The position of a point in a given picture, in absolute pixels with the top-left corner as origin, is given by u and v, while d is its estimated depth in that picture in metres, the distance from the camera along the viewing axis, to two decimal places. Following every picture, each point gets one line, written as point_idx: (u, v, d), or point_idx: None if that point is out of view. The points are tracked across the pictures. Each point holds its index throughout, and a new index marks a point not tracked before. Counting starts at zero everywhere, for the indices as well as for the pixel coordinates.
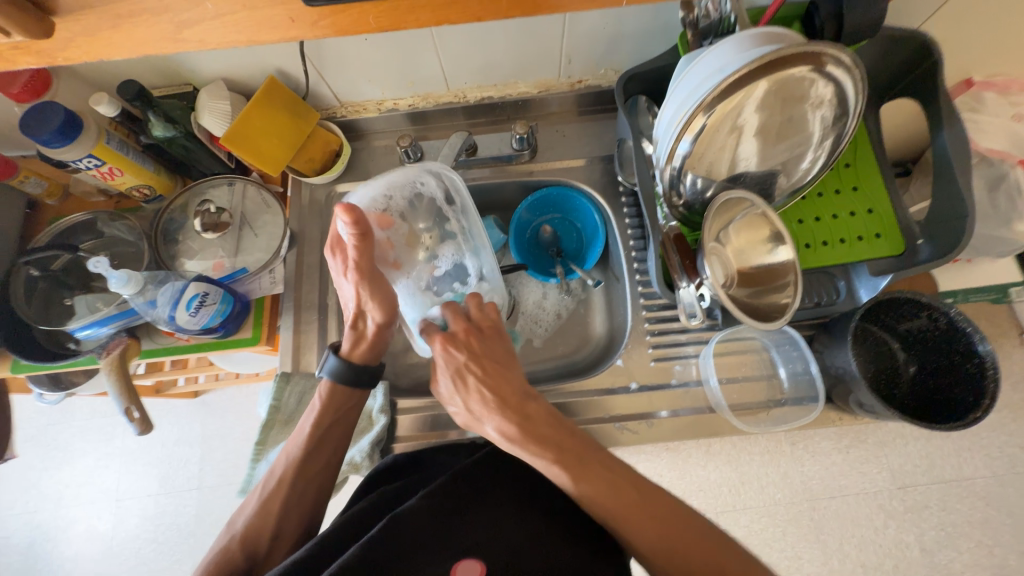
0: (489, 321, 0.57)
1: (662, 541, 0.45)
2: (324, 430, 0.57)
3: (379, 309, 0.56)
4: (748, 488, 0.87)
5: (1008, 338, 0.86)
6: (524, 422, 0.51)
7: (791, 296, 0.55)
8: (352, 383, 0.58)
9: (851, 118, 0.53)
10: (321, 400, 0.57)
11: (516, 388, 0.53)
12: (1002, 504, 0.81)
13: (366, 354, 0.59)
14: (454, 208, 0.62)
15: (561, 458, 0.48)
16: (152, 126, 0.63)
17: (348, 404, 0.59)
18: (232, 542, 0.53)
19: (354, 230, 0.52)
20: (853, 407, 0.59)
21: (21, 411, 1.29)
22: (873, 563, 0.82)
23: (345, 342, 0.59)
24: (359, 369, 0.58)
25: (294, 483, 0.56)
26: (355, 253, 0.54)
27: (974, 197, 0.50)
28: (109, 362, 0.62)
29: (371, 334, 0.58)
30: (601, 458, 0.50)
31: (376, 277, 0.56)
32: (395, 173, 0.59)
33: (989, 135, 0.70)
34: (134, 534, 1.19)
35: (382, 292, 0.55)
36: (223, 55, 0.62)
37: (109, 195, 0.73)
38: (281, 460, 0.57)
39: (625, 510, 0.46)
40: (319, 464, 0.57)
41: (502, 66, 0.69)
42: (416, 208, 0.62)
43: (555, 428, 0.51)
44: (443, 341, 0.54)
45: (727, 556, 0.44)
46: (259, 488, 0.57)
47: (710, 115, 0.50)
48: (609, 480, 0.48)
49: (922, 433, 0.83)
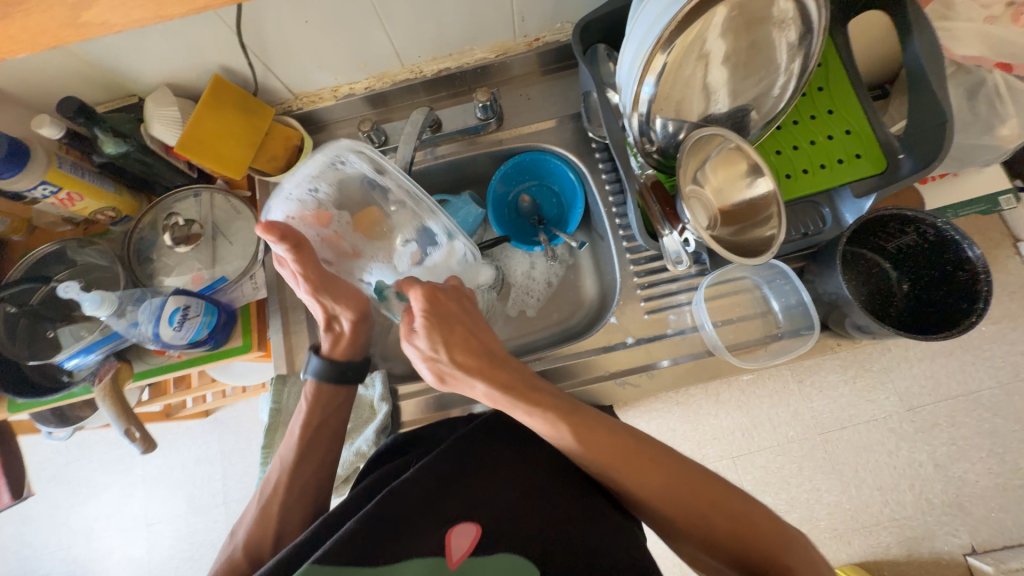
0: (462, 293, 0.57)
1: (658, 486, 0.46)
2: (313, 431, 0.58)
3: (346, 306, 0.58)
4: (761, 430, 0.87)
5: (1002, 249, 0.85)
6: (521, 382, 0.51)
7: (776, 227, 0.54)
8: (340, 379, 0.60)
9: (817, 35, 0.51)
10: (308, 401, 0.59)
11: (495, 350, 0.53)
12: (1009, 412, 0.81)
13: (348, 349, 0.61)
14: (390, 177, 0.56)
15: (569, 417, 0.48)
16: (103, 143, 0.61)
17: (334, 402, 0.60)
18: (237, 550, 0.54)
19: (285, 241, 0.51)
20: (850, 331, 0.58)
21: (39, 452, 1.30)
22: (888, 485, 0.84)
23: (326, 342, 0.61)
24: (344, 364, 0.60)
25: (291, 487, 0.56)
26: (298, 265, 0.53)
27: (950, 100, 0.49)
28: (103, 388, 0.61)
29: (349, 332, 0.60)
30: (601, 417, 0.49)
31: (327, 278, 0.56)
32: (309, 164, 0.54)
33: (963, 43, 0.64)
34: (169, 555, 1.21)
35: (343, 292, 0.57)
36: (162, 58, 0.59)
37: (75, 222, 0.71)
38: (275, 466, 0.58)
39: (621, 461, 0.47)
40: (311, 467, 0.58)
41: (456, 33, 0.66)
42: (349, 190, 0.57)
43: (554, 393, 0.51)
44: (433, 304, 0.52)
45: (715, 496, 0.46)
46: (256, 496, 0.57)
47: (670, 51, 0.49)
48: (611, 440, 0.48)
49: (926, 353, 0.84)
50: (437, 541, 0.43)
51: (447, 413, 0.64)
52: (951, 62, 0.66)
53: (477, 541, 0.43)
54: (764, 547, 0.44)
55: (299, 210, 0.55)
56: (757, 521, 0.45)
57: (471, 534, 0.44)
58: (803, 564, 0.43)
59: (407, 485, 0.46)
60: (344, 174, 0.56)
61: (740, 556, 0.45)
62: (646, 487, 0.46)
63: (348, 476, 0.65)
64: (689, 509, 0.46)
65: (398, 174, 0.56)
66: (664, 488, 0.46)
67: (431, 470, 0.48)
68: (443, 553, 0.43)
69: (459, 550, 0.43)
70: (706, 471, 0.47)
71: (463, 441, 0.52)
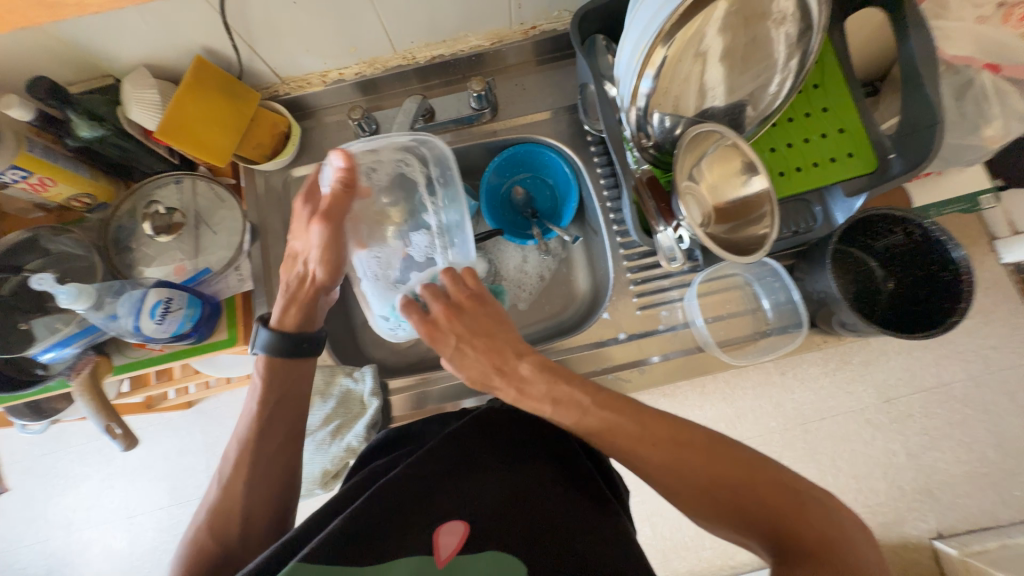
0: (470, 293, 0.54)
1: (670, 463, 0.46)
2: (273, 404, 0.58)
3: (320, 263, 0.58)
4: (744, 421, 0.89)
5: (980, 246, 0.87)
6: (520, 382, 0.50)
7: (769, 225, 0.54)
8: (292, 351, 0.59)
9: (815, 33, 0.50)
10: (262, 375, 0.58)
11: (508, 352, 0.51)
12: (979, 404, 0.85)
13: (296, 318, 0.59)
14: (435, 198, 0.61)
15: (559, 408, 0.48)
16: (77, 127, 0.58)
17: (290, 378, 0.59)
18: (202, 532, 0.53)
19: (342, 175, 0.55)
20: (836, 328, 0.60)
21: (13, 444, 1.26)
22: (864, 473, 0.87)
23: (277, 308, 0.59)
24: (294, 335, 0.59)
25: (253, 465, 0.55)
26: (331, 199, 0.55)
27: (944, 101, 0.49)
28: (81, 382, 0.59)
29: (303, 296, 0.59)
30: (595, 394, 0.48)
31: (338, 228, 0.56)
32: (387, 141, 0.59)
33: (953, 42, 0.65)
34: (152, 546, 1.20)
35: (332, 250, 0.57)
36: (139, 38, 0.56)
37: (47, 208, 0.68)
38: (234, 443, 0.57)
39: (623, 437, 0.47)
40: (272, 443, 0.57)
41: (449, 20, 0.64)
42: (395, 190, 0.61)
43: (550, 379, 0.49)
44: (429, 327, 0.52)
45: (714, 463, 0.46)
46: (220, 473, 0.57)
47: (669, 46, 0.48)
48: (606, 418, 0.47)
49: (903, 346, 0.86)
50: (425, 540, 0.43)
51: (436, 408, 0.65)
52: (942, 61, 0.67)
53: (464, 537, 0.44)
54: (775, 510, 0.43)
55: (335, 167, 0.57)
56: (764, 482, 0.45)
57: (457, 532, 0.44)
58: (817, 513, 0.43)
59: (397, 483, 0.46)
60: (389, 156, 0.60)
61: (747, 519, 0.44)
62: (650, 459, 0.46)
63: (338, 472, 0.64)
64: (693, 476, 0.46)
65: (445, 179, 0.61)
66: (659, 453, 0.46)
67: (423, 468, 0.48)
68: (431, 552, 0.43)
69: (447, 548, 0.43)
70: (707, 433, 0.47)
71: (456, 438, 0.52)
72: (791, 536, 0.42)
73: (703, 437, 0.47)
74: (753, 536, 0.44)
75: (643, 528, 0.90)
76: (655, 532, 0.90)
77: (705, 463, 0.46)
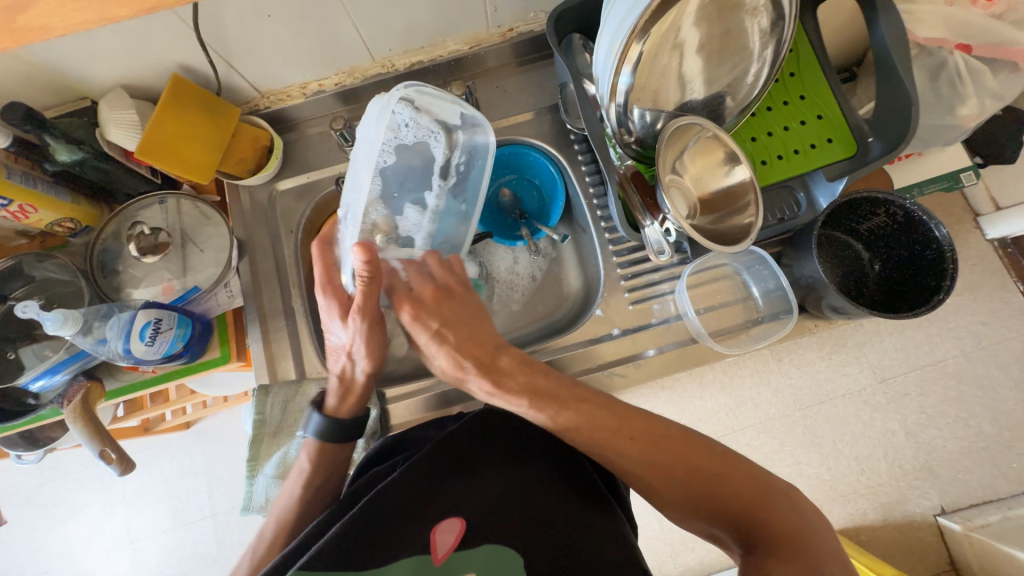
0: (455, 281, 0.60)
1: (648, 456, 0.48)
2: (315, 490, 0.56)
3: (369, 355, 0.56)
4: (744, 409, 0.90)
5: (964, 223, 0.88)
6: (500, 373, 0.54)
7: (754, 214, 0.54)
8: (341, 438, 0.57)
9: (788, 22, 0.51)
10: (308, 462, 0.56)
11: (490, 341, 0.56)
12: (972, 378, 0.86)
13: (352, 408, 0.58)
14: (444, 181, 0.64)
15: (536, 402, 0.52)
16: (56, 151, 0.57)
17: (336, 460, 0.57)
18: None
19: (364, 270, 0.50)
20: (827, 312, 0.60)
21: (10, 475, 1.24)
22: (864, 454, 0.87)
23: (332, 397, 0.59)
24: (346, 424, 0.57)
25: (288, 542, 0.54)
26: (362, 295, 0.52)
27: (915, 83, 0.50)
28: (73, 409, 0.59)
29: (362, 389, 0.58)
30: (570, 388, 0.53)
31: (376, 319, 0.55)
32: (440, 105, 0.58)
33: (925, 24, 0.66)
34: (157, 571, 1.18)
35: (376, 339, 0.56)
36: (114, 59, 0.56)
37: (30, 235, 0.67)
38: (271, 520, 0.55)
39: (602, 429, 0.50)
40: (310, 519, 0.55)
41: (427, 26, 0.64)
42: (410, 155, 0.60)
43: (528, 372, 0.54)
44: (415, 311, 0.56)
45: (690, 458, 0.48)
46: (250, 548, 0.55)
47: (645, 42, 0.48)
48: (584, 411, 0.51)
49: (894, 326, 0.87)
50: (424, 539, 0.44)
51: (435, 414, 0.64)
52: (915, 44, 0.68)
53: (462, 535, 0.44)
54: (744, 499, 0.45)
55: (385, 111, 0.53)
56: (735, 473, 0.46)
57: (455, 530, 0.44)
58: (783, 505, 0.44)
59: (395, 486, 0.46)
60: (425, 121, 0.58)
61: (718, 509, 0.46)
62: (626, 453, 0.49)
63: None
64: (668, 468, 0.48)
65: (457, 176, 0.64)
66: (634, 447, 0.49)
67: (422, 469, 0.48)
68: (429, 551, 0.43)
69: (444, 546, 0.44)
70: (684, 430, 0.50)
71: (453, 438, 0.51)
72: (760, 525, 0.43)
73: (678, 434, 0.50)
74: (725, 527, 0.45)
75: (649, 522, 0.91)
76: (661, 525, 0.91)
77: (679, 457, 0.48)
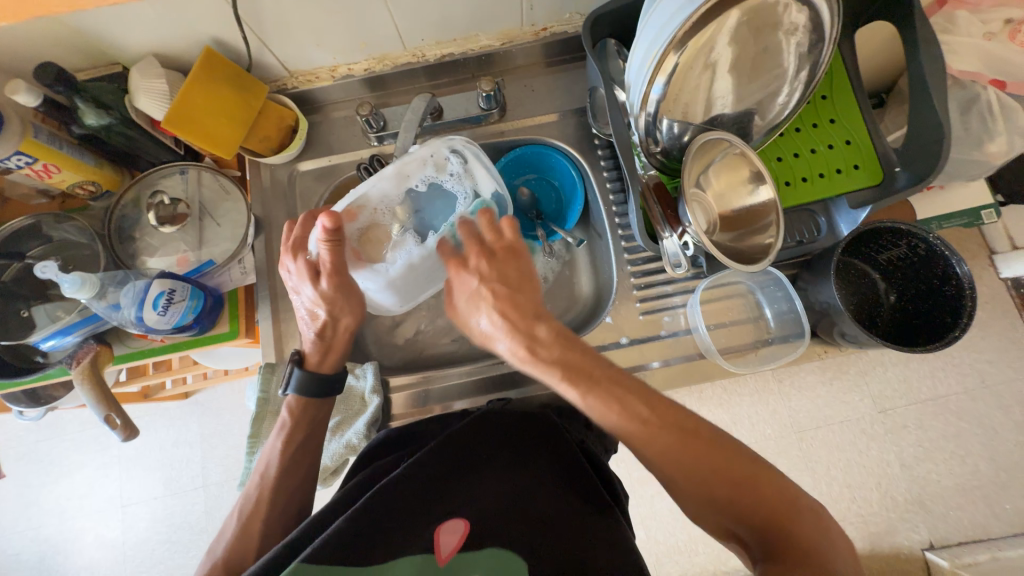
0: (504, 244, 0.51)
1: (673, 450, 0.43)
2: (296, 446, 0.56)
3: (347, 311, 0.56)
4: (740, 427, 0.90)
5: (978, 260, 0.88)
6: (535, 342, 0.47)
7: (775, 235, 0.54)
8: (324, 393, 0.58)
9: (826, 45, 0.50)
10: (288, 417, 0.57)
11: (535, 305, 0.48)
12: (973, 417, 0.85)
13: (335, 361, 0.59)
14: None
15: (568, 375, 0.45)
16: (84, 114, 0.57)
17: (317, 417, 0.58)
18: (215, 569, 0.51)
19: (328, 236, 0.51)
20: (836, 338, 0.60)
21: (9, 430, 1.26)
22: (858, 482, 0.87)
23: (313, 351, 0.58)
24: (331, 377, 0.58)
25: (274, 501, 0.54)
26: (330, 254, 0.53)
27: (950, 116, 0.49)
28: (81, 370, 0.59)
29: (340, 342, 0.58)
30: (604, 367, 0.46)
31: (349, 281, 0.55)
32: (481, 173, 0.60)
33: (960, 57, 0.65)
34: (145, 536, 1.19)
35: (352, 299, 0.56)
36: (150, 27, 0.56)
37: (51, 195, 0.68)
38: (255, 481, 0.55)
39: (632, 419, 0.43)
40: (294, 479, 0.56)
41: (461, 18, 0.64)
42: (436, 201, 0.61)
43: (564, 347, 0.46)
44: (457, 265, 0.51)
45: (718, 457, 0.42)
46: (236, 511, 0.54)
47: (681, 53, 0.48)
48: (615, 395, 0.44)
49: (900, 358, 0.87)
50: (427, 537, 0.43)
51: (438, 407, 0.65)
52: (949, 76, 0.67)
53: (466, 535, 0.43)
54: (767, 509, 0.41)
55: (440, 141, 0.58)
56: (760, 479, 0.42)
57: (459, 529, 0.44)
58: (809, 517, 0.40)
59: (399, 483, 0.46)
60: (468, 182, 0.61)
61: (739, 514, 0.41)
62: (651, 445, 0.43)
63: (337, 469, 0.64)
64: (694, 466, 0.42)
65: None
66: (660, 437, 0.43)
67: (424, 468, 0.48)
68: (432, 549, 0.42)
69: (447, 546, 0.43)
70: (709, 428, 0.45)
71: (451, 441, 0.52)
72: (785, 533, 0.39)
73: (705, 429, 0.44)
74: (743, 527, 0.41)
75: (637, 531, 0.91)
76: (649, 535, 0.91)
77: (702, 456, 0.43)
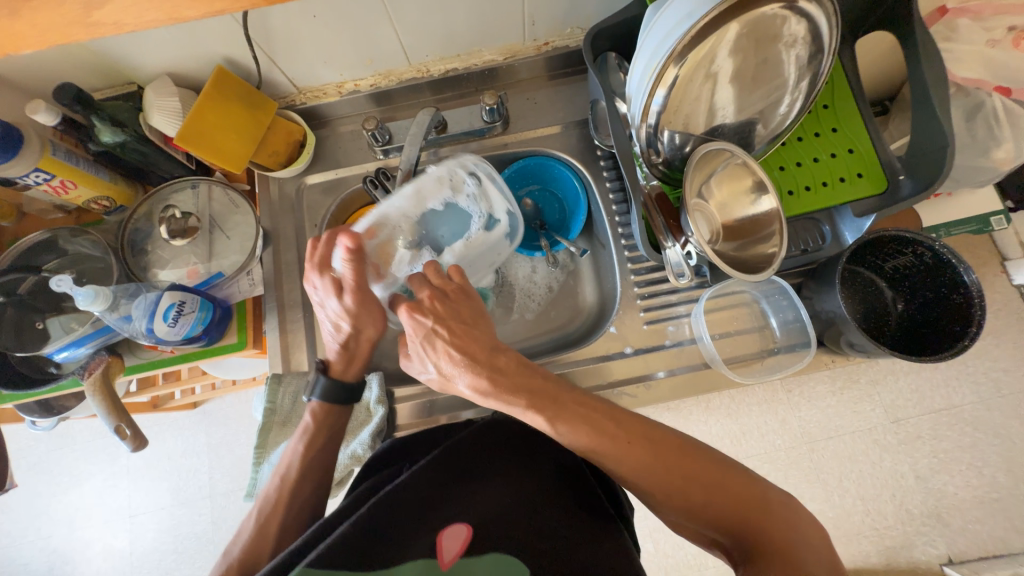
0: (453, 285, 0.53)
1: (644, 464, 0.43)
2: (317, 448, 0.57)
3: (370, 323, 0.57)
4: (748, 437, 0.88)
5: (989, 267, 0.86)
6: (495, 371, 0.47)
7: (778, 245, 0.54)
8: (341, 399, 0.59)
9: (826, 56, 0.51)
10: (311, 420, 0.58)
11: (485, 343, 0.49)
12: (989, 427, 0.83)
13: (357, 371, 0.61)
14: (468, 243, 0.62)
15: (535, 402, 0.45)
16: (100, 132, 0.59)
17: (339, 421, 0.59)
18: (230, 569, 0.50)
19: (350, 255, 0.53)
20: (844, 348, 0.60)
21: (22, 440, 1.28)
22: (871, 495, 0.85)
23: (336, 361, 0.60)
24: (350, 388, 0.60)
25: (291, 503, 0.54)
26: (351, 272, 0.54)
27: (952, 124, 0.49)
28: (93, 382, 0.60)
29: (362, 353, 0.60)
30: (571, 393, 0.47)
31: (372, 298, 0.56)
32: (491, 193, 0.62)
33: (964, 64, 0.65)
34: (152, 546, 1.20)
35: (375, 314, 0.57)
36: (165, 48, 0.58)
37: (67, 210, 0.70)
38: (274, 481, 0.56)
39: (602, 438, 0.44)
40: (312, 481, 0.56)
41: (465, 34, 0.65)
42: (450, 216, 0.62)
43: (527, 374, 0.47)
44: (410, 306, 0.50)
45: (691, 468, 0.43)
46: (253, 512, 0.54)
47: (682, 65, 0.48)
48: (583, 416, 0.45)
49: (911, 367, 0.85)
50: (429, 544, 0.43)
51: (442, 418, 0.65)
52: (953, 83, 0.67)
53: (467, 542, 0.44)
54: (734, 513, 0.42)
55: (456, 162, 0.61)
56: (733, 484, 0.43)
57: (461, 535, 0.44)
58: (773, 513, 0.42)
59: (402, 488, 0.46)
60: (481, 202, 0.62)
61: (713, 519, 0.42)
62: (621, 460, 0.44)
63: (342, 479, 0.64)
64: (664, 479, 0.43)
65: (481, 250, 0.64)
66: (635, 454, 0.43)
67: (432, 472, 0.48)
68: (435, 555, 0.43)
69: (450, 552, 0.43)
70: (682, 438, 0.46)
71: (460, 446, 0.52)
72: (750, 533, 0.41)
73: (673, 439, 0.45)
74: (717, 531, 0.42)
75: (646, 544, 0.90)
76: (657, 548, 0.90)
77: (678, 466, 0.43)
